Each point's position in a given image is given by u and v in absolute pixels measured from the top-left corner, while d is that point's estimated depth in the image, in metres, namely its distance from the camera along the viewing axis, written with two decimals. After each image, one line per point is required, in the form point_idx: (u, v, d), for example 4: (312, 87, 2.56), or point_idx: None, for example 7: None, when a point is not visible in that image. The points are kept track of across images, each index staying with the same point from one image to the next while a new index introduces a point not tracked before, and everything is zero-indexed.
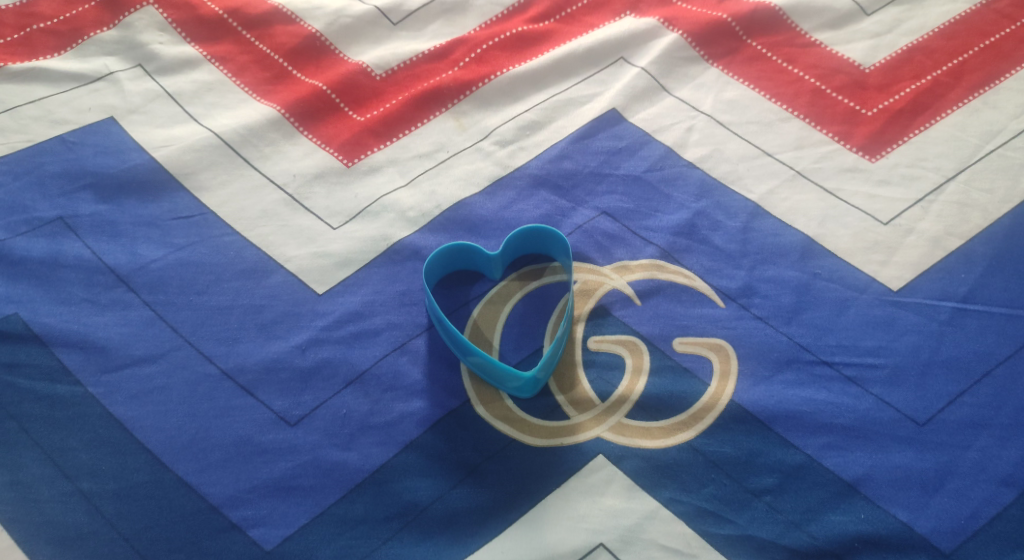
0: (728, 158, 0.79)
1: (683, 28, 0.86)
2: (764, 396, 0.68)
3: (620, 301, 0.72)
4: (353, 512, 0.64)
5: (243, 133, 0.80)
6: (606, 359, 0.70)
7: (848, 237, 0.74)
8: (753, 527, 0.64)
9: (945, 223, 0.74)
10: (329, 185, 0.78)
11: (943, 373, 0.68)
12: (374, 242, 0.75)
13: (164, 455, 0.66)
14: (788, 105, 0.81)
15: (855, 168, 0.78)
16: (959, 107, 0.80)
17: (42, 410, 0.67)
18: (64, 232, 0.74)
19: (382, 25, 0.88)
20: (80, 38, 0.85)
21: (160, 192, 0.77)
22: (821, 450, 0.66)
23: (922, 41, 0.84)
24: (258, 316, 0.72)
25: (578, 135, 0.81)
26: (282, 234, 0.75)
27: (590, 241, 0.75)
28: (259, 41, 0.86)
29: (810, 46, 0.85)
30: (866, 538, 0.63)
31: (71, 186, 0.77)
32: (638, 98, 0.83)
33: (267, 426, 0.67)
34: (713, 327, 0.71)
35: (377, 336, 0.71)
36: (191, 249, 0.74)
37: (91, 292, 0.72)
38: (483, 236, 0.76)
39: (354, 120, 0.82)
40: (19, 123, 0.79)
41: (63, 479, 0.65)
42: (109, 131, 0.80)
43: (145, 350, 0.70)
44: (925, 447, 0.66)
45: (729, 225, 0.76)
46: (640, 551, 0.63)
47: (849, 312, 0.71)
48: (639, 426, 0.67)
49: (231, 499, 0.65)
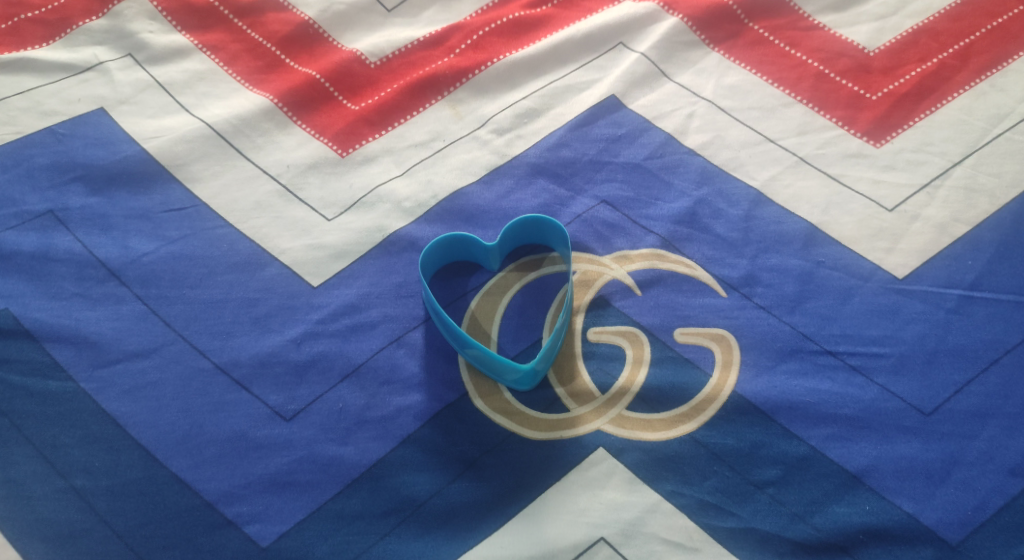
0: (729, 145, 0.77)
1: (682, 12, 0.84)
2: (767, 387, 0.67)
3: (620, 291, 0.71)
4: (350, 508, 0.63)
5: (235, 123, 0.79)
6: (605, 350, 0.69)
7: (852, 224, 0.73)
8: (757, 520, 0.62)
9: (951, 209, 0.73)
10: (323, 175, 0.77)
11: (949, 361, 0.67)
12: (369, 233, 0.74)
13: (158, 451, 0.65)
14: (791, 90, 0.80)
15: (860, 154, 0.76)
16: (966, 90, 0.78)
17: (34, 406, 0.66)
18: (54, 225, 0.73)
19: (376, 12, 0.86)
20: (69, 28, 0.83)
21: (152, 183, 0.76)
22: (826, 441, 0.65)
23: (928, 23, 0.82)
24: (253, 309, 0.70)
25: (577, 122, 0.79)
26: (276, 225, 0.74)
27: (589, 230, 0.74)
28: (251, 29, 0.84)
29: (813, 29, 0.83)
30: (871, 531, 0.62)
31: (61, 179, 0.75)
32: (637, 84, 0.81)
33: (262, 421, 0.66)
34: (715, 317, 0.70)
35: (373, 329, 0.70)
36: (183, 243, 0.73)
37: (83, 286, 0.71)
38: (481, 226, 0.74)
39: (348, 109, 0.80)
40: (8, 115, 0.78)
41: (55, 476, 0.64)
42: (99, 123, 0.78)
43: (137, 345, 0.68)
44: (931, 437, 0.65)
45: (731, 214, 0.74)
46: (642, 545, 0.62)
47: (854, 300, 0.70)
48: (640, 419, 0.66)
49: (226, 495, 0.63)
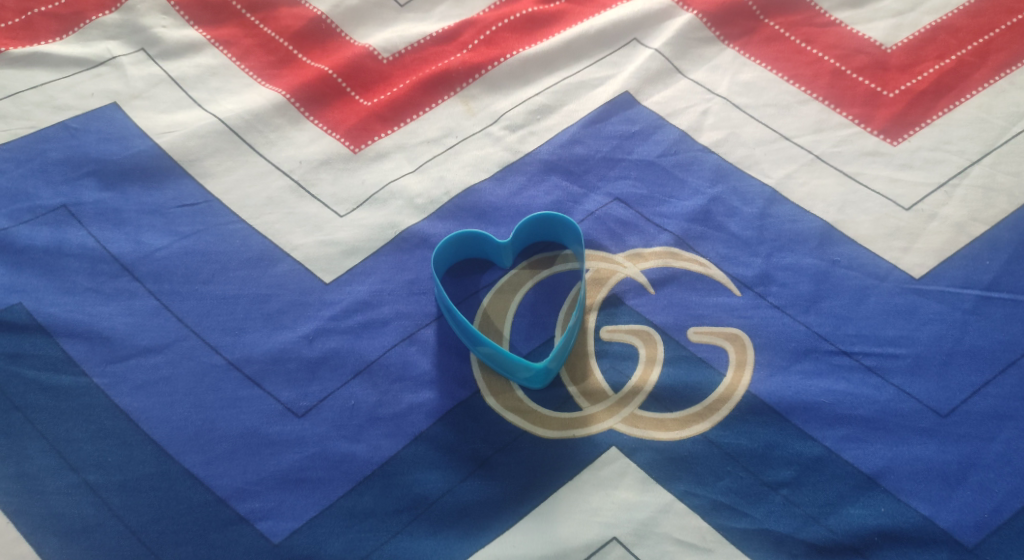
0: (744, 143, 0.77)
1: (698, 8, 0.84)
2: (782, 387, 0.66)
3: (633, 290, 0.71)
4: (362, 505, 0.63)
5: (248, 119, 0.79)
6: (618, 349, 0.68)
7: (868, 223, 0.72)
8: (771, 520, 0.62)
9: (970, 208, 0.72)
10: (335, 171, 0.77)
11: (967, 362, 0.66)
12: (381, 231, 0.74)
13: (170, 446, 0.65)
14: (807, 87, 0.79)
15: (876, 152, 0.75)
16: (986, 87, 0.77)
17: (48, 401, 0.66)
18: (67, 220, 0.73)
19: (389, 6, 0.86)
20: (82, 22, 0.83)
21: (164, 179, 0.76)
22: (840, 442, 0.64)
23: (946, 20, 0.81)
24: (265, 305, 0.70)
25: (590, 119, 0.79)
26: (288, 221, 0.74)
27: (602, 228, 0.74)
28: (264, 24, 0.84)
29: (829, 26, 0.82)
30: (887, 533, 0.61)
31: (74, 173, 0.75)
32: (652, 80, 0.81)
33: (275, 417, 0.66)
34: (729, 316, 0.69)
35: (385, 325, 0.69)
36: (196, 238, 0.73)
37: (96, 280, 0.71)
38: (493, 224, 0.74)
39: (361, 104, 0.80)
40: (21, 109, 0.78)
41: (69, 471, 0.64)
42: (113, 118, 0.78)
43: (150, 340, 0.68)
44: (948, 439, 0.64)
45: (745, 212, 0.74)
46: (654, 545, 0.61)
47: (870, 300, 0.69)
48: (653, 418, 0.65)
49: (239, 491, 0.63)
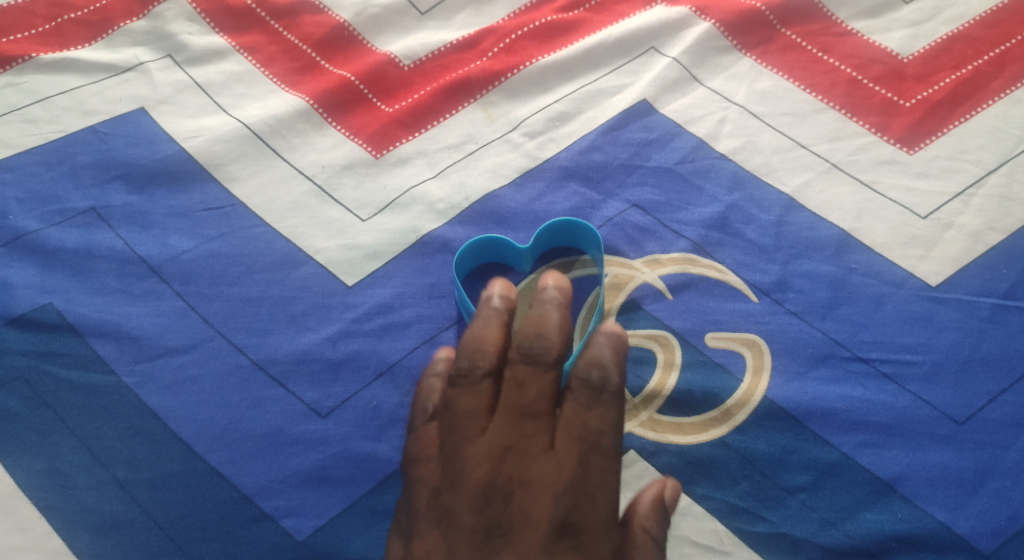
0: (762, 150, 0.78)
1: (716, 17, 0.85)
2: (798, 392, 0.67)
3: (652, 295, 0.71)
4: (384, 504, 0.64)
5: (272, 124, 0.80)
6: (637, 353, 0.69)
7: (885, 231, 0.73)
8: (788, 524, 0.63)
9: (987, 217, 0.73)
10: (357, 176, 0.78)
11: (983, 370, 0.67)
12: (403, 235, 0.75)
13: (197, 444, 0.66)
14: (824, 96, 0.80)
15: (893, 160, 0.76)
16: (1002, 97, 0.78)
17: (78, 399, 0.67)
18: (96, 222, 0.75)
19: (410, 14, 0.87)
20: (110, 28, 0.84)
21: (191, 183, 0.77)
22: (857, 447, 0.65)
23: (963, 30, 0.82)
24: (289, 307, 0.71)
25: (609, 126, 0.80)
26: (311, 225, 0.75)
27: (621, 234, 0.74)
28: (287, 31, 0.86)
29: (846, 35, 0.83)
30: (902, 538, 0.62)
31: (103, 177, 0.77)
32: (670, 88, 0.82)
33: (298, 417, 0.67)
34: (746, 322, 0.70)
35: (407, 328, 0.70)
36: (222, 241, 0.74)
37: (124, 282, 0.72)
38: (512, 229, 0.75)
39: (382, 111, 0.81)
40: (51, 114, 0.79)
41: (99, 468, 0.65)
42: (140, 123, 0.80)
43: (177, 341, 0.70)
44: (964, 446, 0.65)
45: (762, 219, 0.75)
46: (673, 547, 0.63)
47: (886, 307, 0.70)
48: (671, 422, 0.66)
49: (263, 490, 0.64)
